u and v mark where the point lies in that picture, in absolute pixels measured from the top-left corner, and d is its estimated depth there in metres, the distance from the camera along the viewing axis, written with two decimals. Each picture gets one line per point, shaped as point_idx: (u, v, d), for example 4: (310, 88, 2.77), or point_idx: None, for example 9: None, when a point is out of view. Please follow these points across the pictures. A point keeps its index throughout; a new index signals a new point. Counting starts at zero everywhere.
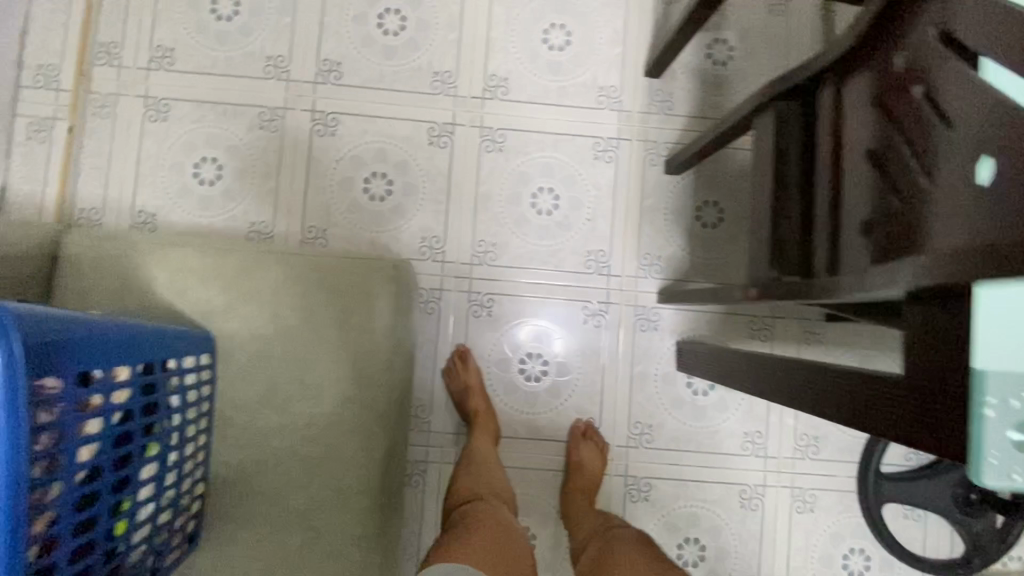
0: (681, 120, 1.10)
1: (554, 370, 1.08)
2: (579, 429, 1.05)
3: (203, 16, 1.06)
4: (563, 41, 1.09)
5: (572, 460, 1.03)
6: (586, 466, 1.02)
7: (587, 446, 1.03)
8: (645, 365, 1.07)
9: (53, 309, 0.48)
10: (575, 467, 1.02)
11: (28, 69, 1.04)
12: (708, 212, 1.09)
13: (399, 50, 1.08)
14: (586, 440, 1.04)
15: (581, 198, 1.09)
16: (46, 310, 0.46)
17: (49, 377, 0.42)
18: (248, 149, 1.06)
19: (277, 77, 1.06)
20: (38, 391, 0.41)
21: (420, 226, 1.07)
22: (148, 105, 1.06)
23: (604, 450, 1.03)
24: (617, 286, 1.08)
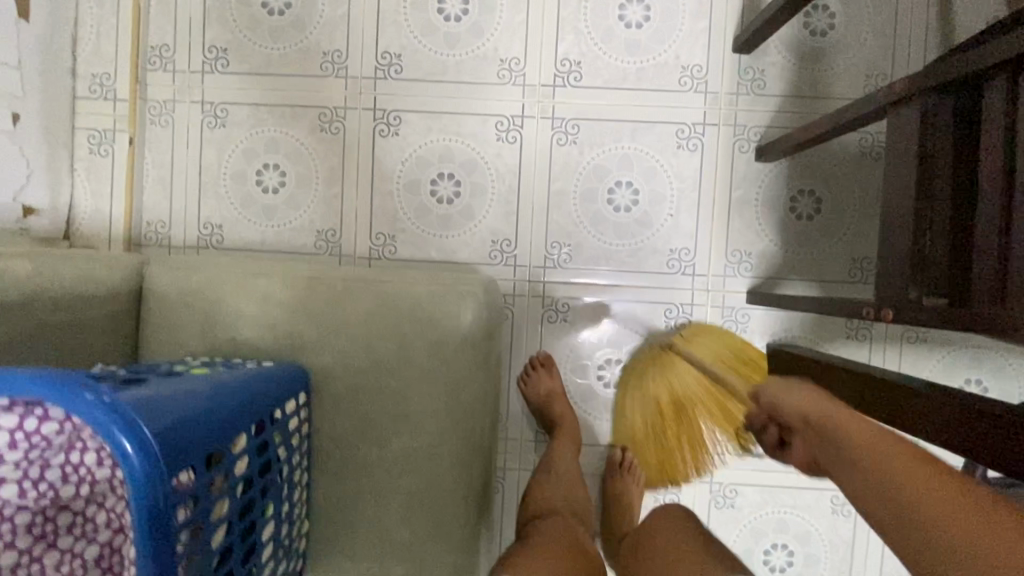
0: (774, 100, 0.99)
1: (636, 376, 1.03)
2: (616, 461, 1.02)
3: (255, 12, 1.01)
4: (641, 17, 0.98)
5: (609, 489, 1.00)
6: (622, 499, 0.98)
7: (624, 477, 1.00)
8: (710, 334, 0.97)
9: (174, 385, 0.47)
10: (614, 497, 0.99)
11: (82, 78, 1.00)
12: (803, 202, 0.99)
13: (462, 37, 1.00)
14: (624, 470, 1.01)
15: (662, 192, 1.00)
16: (169, 393, 0.45)
17: (182, 472, 0.41)
18: (310, 153, 1.02)
19: (335, 74, 1.01)
20: (174, 490, 0.40)
21: (490, 228, 1.02)
22: (206, 111, 1.02)
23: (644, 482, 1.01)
24: (702, 286, 1.01)
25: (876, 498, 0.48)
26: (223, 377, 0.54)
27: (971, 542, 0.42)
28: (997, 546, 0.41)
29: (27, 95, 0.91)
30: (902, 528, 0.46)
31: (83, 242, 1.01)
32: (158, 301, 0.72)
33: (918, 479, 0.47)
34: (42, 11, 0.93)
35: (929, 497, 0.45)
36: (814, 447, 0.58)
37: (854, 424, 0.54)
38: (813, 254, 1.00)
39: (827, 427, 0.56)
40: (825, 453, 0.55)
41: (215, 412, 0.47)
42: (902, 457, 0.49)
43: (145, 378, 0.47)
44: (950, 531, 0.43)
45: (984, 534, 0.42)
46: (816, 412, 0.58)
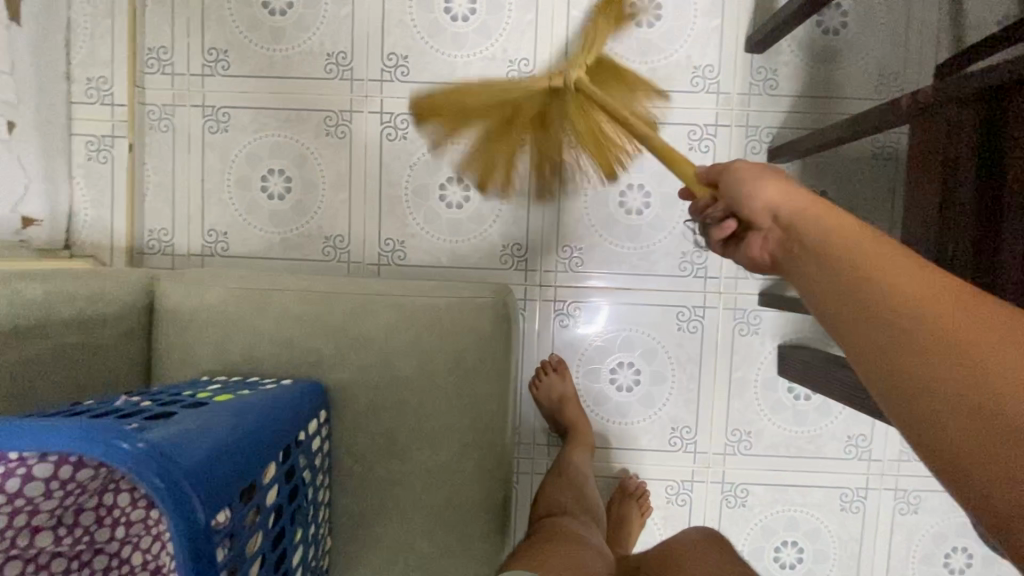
0: (786, 101, 0.98)
1: (648, 378, 1.02)
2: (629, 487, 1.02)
3: (256, 13, 0.98)
4: (652, 16, 0.97)
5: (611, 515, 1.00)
6: (622, 522, 0.98)
7: (633, 507, 1.00)
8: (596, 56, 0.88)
9: (207, 417, 0.48)
10: (614, 523, 0.98)
11: (78, 82, 0.97)
12: None
13: (469, 37, 0.98)
14: (629, 497, 1.01)
15: (674, 194, 1.00)
16: (205, 427, 0.46)
17: (222, 511, 0.43)
18: (315, 158, 1.00)
19: (340, 76, 0.99)
20: (215, 528, 0.42)
21: (500, 233, 1.01)
22: (207, 115, 1.00)
23: (644, 514, 1.00)
24: (715, 288, 1.01)
25: (854, 317, 0.40)
26: (249, 401, 0.54)
27: (981, 353, 0.34)
28: (965, 320, 0.35)
29: (23, 102, 0.88)
30: (870, 337, 0.39)
31: (85, 252, 0.99)
32: (178, 317, 0.72)
33: (913, 291, 0.38)
34: (36, 14, 0.90)
35: (892, 294, 0.39)
36: (779, 243, 0.51)
37: (830, 220, 0.47)
38: None
39: (816, 237, 0.47)
40: (807, 263, 0.47)
41: (240, 446, 0.46)
42: (899, 263, 0.40)
43: (173, 411, 0.47)
44: (960, 327, 0.35)
45: (990, 332, 0.34)
46: (788, 206, 0.50)
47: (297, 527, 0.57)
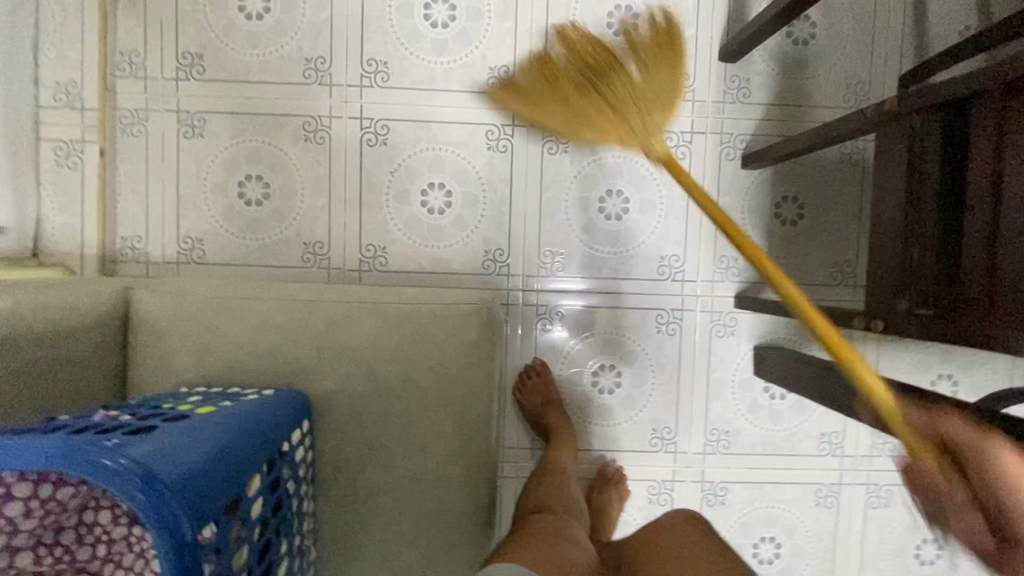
0: (759, 109, 1.01)
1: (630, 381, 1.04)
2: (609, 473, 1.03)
3: (232, 17, 0.97)
4: (629, 25, 0.99)
5: (593, 505, 1.01)
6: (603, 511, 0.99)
7: (611, 493, 1.01)
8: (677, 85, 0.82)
9: (188, 431, 0.47)
10: (597, 512, 1.00)
11: (46, 86, 0.95)
12: (786, 207, 1.02)
13: (449, 44, 0.98)
14: (610, 483, 1.02)
15: (653, 200, 1.02)
16: (186, 442, 0.45)
17: (207, 526, 0.42)
18: (294, 163, 0.99)
19: (319, 81, 0.98)
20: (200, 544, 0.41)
21: (482, 238, 1.01)
22: (181, 120, 0.98)
23: (624, 497, 1.02)
24: (693, 291, 1.03)
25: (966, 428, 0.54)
26: (232, 414, 0.53)
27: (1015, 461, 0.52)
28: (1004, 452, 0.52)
29: None
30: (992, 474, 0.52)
31: (54, 260, 0.96)
32: (155, 327, 0.71)
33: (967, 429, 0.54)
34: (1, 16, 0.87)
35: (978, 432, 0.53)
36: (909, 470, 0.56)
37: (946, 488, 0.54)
38: (798, 258, 1.03)
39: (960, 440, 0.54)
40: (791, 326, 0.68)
41: (223, 459, 0.46)
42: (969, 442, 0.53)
43: (154, 426, 0.46)
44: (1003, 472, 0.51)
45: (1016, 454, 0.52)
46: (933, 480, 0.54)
47: (282, 540, 0.56)
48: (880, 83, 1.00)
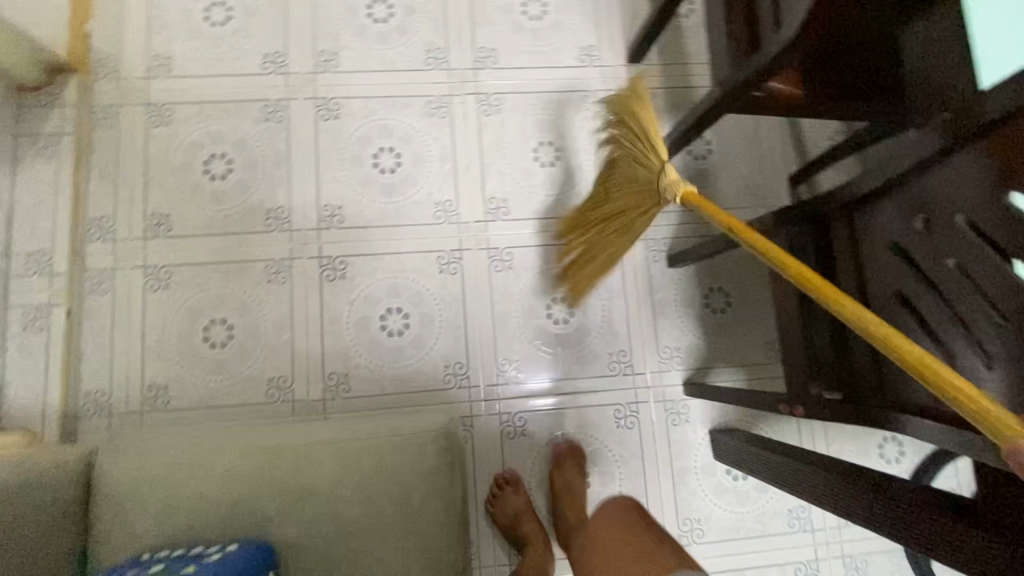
0: (675, 215, 1.14)
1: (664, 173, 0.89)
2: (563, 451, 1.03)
3: (197, 179, 1.07)
4: (553, 158, 1.14)
5: (556, 485, 1.01)
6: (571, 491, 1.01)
7: (570, 467, 1.02)
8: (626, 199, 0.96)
9: None
10: (563, 491, 1.01)
11: (18, 258, 1.01)
12: (714, 297, 1.12)
13: (396, 187, 1.10)
14: (564, 462, 1.03)
15: (594, 303, 1.11)
16: None
17: None
18: (258, 305, 1.05)
19: (280, 228, 1.07)
20: None
21: (441, 354, 1.07)
22: (148, 275, 1.04)
23: (580, 467, 1.03)
24: (643, 384, 1.09)
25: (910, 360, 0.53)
26: None
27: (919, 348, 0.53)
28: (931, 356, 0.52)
29: None
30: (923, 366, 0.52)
31: (15, 424, 0.97)
32: (116, 490, 0.72)
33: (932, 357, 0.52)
34: None
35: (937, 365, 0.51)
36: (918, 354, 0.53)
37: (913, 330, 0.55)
38: (734, 344, 1.11)
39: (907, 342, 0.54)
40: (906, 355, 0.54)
41: None
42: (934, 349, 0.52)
43: None
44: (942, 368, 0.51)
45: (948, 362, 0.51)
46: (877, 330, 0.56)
47: None
48: (774, 189, 1.16)
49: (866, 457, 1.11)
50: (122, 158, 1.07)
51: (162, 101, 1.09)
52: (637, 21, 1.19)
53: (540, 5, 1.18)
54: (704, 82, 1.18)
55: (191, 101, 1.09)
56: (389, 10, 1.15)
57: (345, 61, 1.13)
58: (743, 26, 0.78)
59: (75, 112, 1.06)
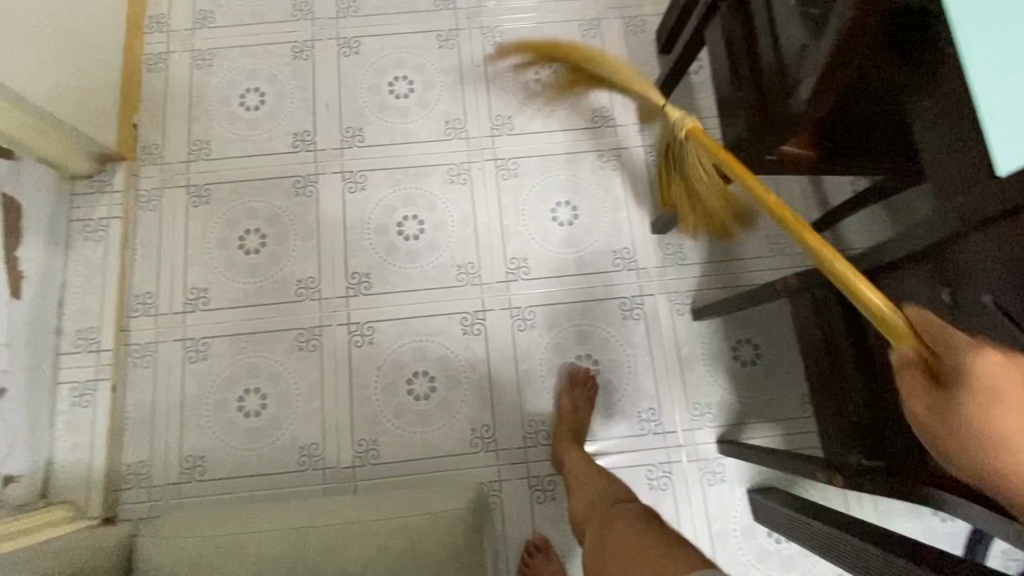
0: (697, 268, 1.14)
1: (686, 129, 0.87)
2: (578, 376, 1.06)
3: (233, 253, 1.13)
4: (571, 216, 1.16)
5: (565, 404, 1.04)
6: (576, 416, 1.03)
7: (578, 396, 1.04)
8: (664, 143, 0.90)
9: None
10: (571, 411, 1.04)
11: (68, 335, 1.06)
12: (743, 348, 1.10)
13: (420, 252, 1.14)
14: (578, 386, 1.06)
15: (620, 359, 1.10)
16: None
17: None
18: (289, 373, 1.08)
19: (310, 296, 1.12)
20: None
21: (468, 417, 1.07)
22: (187, 347, 1.09)
23: (592, 395, 1.05)
24: (674, 443, 1.06)
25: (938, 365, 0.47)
26: None
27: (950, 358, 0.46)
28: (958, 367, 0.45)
29: (15, 368, 0.96)
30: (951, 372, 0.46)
31: (60, 498, 1.00)
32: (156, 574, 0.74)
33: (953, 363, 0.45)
34: (34, 288, 1.02)
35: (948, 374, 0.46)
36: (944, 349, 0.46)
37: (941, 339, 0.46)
38: (766, 398, 1.09)
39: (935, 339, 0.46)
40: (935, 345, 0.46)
41: None
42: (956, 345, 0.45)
43: None
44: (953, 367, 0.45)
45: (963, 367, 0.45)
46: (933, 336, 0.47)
47: None
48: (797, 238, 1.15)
49: (918, 517, 1.04)
50: (165, 237, 1.13)
51: (201, 182, 1.16)
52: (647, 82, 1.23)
53: (552, 72, 1.23)
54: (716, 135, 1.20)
55: (227, 181, 1.16)
56: (409, 86, 1.22)
57: (369, 136, 1.19)
58: (757, 96, 0.77)
59: (123, 197, 1.13)
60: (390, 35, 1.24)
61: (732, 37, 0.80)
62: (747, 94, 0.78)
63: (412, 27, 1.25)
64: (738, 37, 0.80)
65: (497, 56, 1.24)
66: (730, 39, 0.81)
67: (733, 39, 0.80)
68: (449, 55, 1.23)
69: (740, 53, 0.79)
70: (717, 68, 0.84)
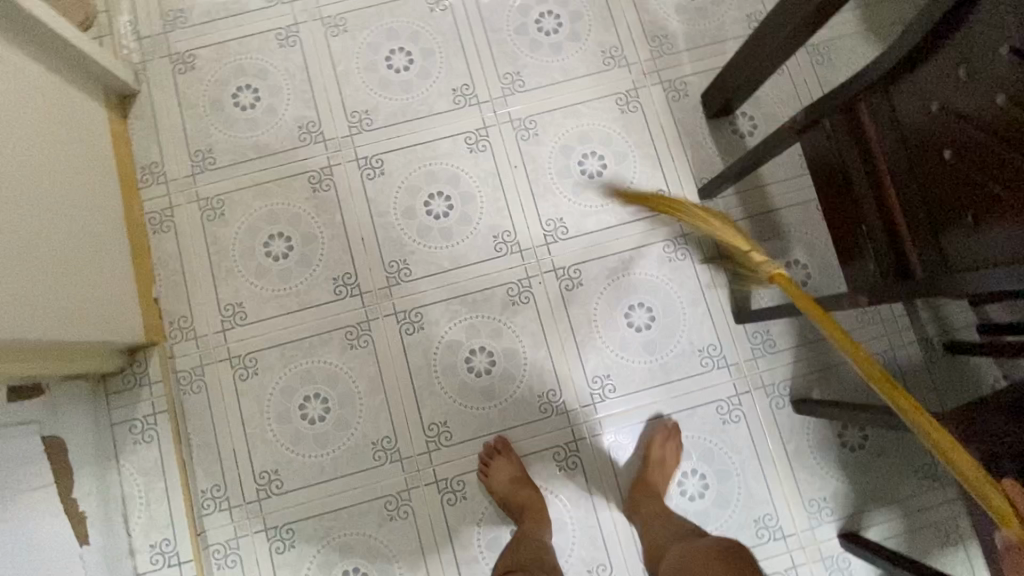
0: (788, 354, 1.08)
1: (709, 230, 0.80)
2: (664, 428, 1.03)
3: (297, 425, 1.04)
4: (647, 319, 1.08)
5: (653, 456, 1.01)
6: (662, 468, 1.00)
7: (670, 448, 1.01)
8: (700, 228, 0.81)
9: None
10: (658, 464, 1.01)
11: (141, 552, 0.98)
12: (849, 433, 1.07)
13: (496, 388, 1.06)
14: (669, 439, 1.02)
15: (726, 467, 1.05)
16: None
17: None
18: (386, 546, 1.01)
19: (390, 458, 1.03)
20: None
21: (583, 558, 1.02)
22: (272, 537, 1.01)
23: (682, 453, 1.02)
24: (797, 545, 1.03)
25: None
26: None
27: None
28: None
29: None
30: None
31: None
32: None
33: None
34: (94, 520, 0.93)
35: None
36: None
37: None
38: (880, 479, 1.06)
39: None
40: None
41: None
42: None
43: None
44: None
45: None
46: None
47: None
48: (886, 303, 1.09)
49: None
50: (219, 421, 1.03)
51: (244, 352, 1.05)
52: (701, 153, 1.13)
53: (598, 159, 1.13)
54: (785, 202, 1.12)
55: (273, 344, 1.06)
56: (447, 202, 1.11)
57: (415, 266, 1.09)
58: (883, 242, 0.72)
59: (163, 386, 1.03)
60: (413, 146, 1.12)
61: (845, 165, 0.75)
62: (874, 232, 0.73)
63: (436, 133, 1.12)
64: (853, 169, 0.74)
65: (535, 151, 1.12)
66: (842, 168, 0.75)
67: (850, 172, 0.75)
68: (483, 158, 1.12)
69: (858, 187, 0.74)
70: (827, 195, 0.78)
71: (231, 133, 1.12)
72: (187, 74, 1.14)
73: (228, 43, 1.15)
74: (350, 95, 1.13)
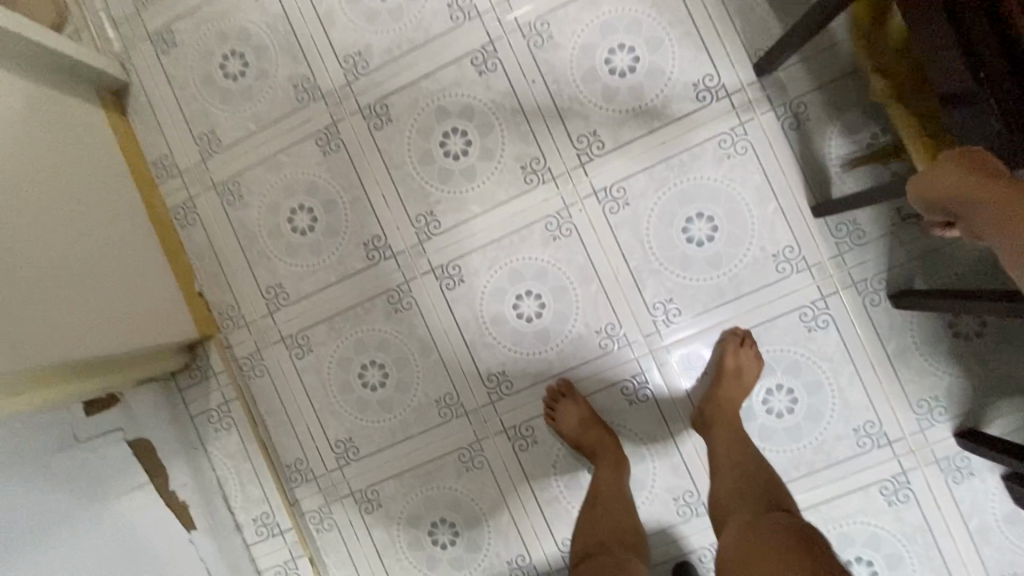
0: (882, 242, 0.92)
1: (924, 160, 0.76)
2: (737, 336, 0.93)
3: (359, 393, 1.04)
4: (709, 230, 0.95)
5: (726, 368, 0.90)
6: (740, 377, 0.90)
7: (746, 356, 0.91)
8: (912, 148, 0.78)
9: None
10: (733, 374, 0.90)
11: (246, 525, 1.05)
12: (963, 322, 0.92)
13: (550, 330, 0.99)
14: (743, 347, 0.92)
15: (817, 378, 0.95)
16: None
17: None
18: (467, 496, 1.02)
19: (455, 414, 1.02)
20: None
21: (666, 487, 0.98)
22: (358, 500, 1.05)
23: (759, 359, 0.92)
24: (906, 449, 0.94)
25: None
26: None
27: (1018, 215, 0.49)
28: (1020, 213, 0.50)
29: None
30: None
31: None
32: None
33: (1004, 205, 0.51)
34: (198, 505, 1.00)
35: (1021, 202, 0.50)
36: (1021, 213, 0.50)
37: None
38: (1003, 368, 0.91)
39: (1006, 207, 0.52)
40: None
41: None
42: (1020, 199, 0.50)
43: None
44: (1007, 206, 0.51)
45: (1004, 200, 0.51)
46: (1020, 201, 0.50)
47: None
48: None
49: None
50: (287, 400, 1.05)
51: (295, 331, 1.05)
52: (753, 19, 0.93)
53: (626, 52, 0.96)
54: None
55: (319, 319, 1.05)
56: (464, 138, 1.00)
57: (444, 215, 1.01)
58: None
59: (228, 376, 1.05)
60: (417, 81, 1.00)
61: None
62: None
63: (439, 60, 1.00)
64: None
65: (553, 58, 0.97)
66: None
67: None
68: (495, 80, 0.99)
69: None
70: None
71: (228, 108, 1.05)
72: (171, 52, 1.06)
73: (203, 6, 1.05)
74: (339, 37, 1.02)
